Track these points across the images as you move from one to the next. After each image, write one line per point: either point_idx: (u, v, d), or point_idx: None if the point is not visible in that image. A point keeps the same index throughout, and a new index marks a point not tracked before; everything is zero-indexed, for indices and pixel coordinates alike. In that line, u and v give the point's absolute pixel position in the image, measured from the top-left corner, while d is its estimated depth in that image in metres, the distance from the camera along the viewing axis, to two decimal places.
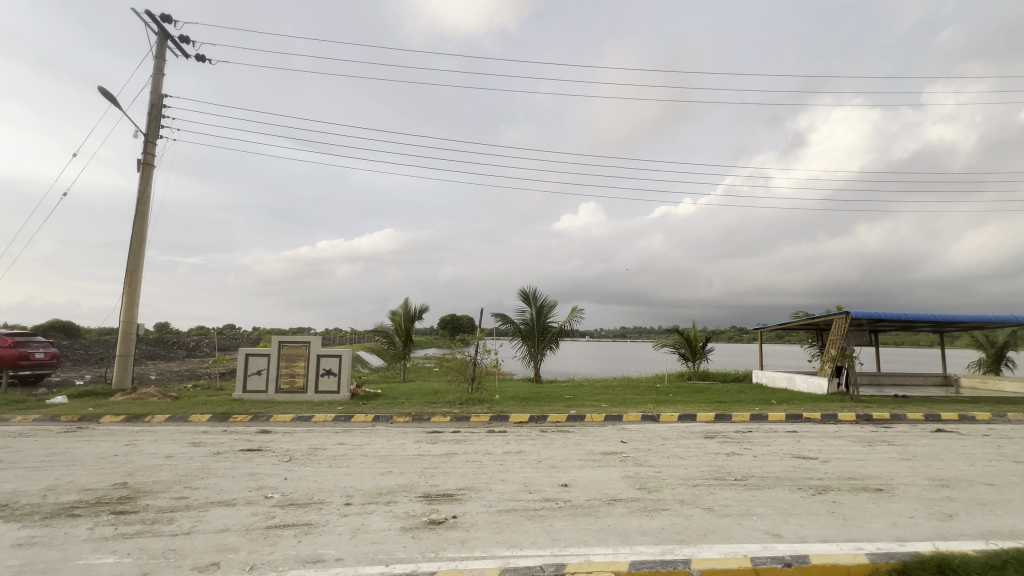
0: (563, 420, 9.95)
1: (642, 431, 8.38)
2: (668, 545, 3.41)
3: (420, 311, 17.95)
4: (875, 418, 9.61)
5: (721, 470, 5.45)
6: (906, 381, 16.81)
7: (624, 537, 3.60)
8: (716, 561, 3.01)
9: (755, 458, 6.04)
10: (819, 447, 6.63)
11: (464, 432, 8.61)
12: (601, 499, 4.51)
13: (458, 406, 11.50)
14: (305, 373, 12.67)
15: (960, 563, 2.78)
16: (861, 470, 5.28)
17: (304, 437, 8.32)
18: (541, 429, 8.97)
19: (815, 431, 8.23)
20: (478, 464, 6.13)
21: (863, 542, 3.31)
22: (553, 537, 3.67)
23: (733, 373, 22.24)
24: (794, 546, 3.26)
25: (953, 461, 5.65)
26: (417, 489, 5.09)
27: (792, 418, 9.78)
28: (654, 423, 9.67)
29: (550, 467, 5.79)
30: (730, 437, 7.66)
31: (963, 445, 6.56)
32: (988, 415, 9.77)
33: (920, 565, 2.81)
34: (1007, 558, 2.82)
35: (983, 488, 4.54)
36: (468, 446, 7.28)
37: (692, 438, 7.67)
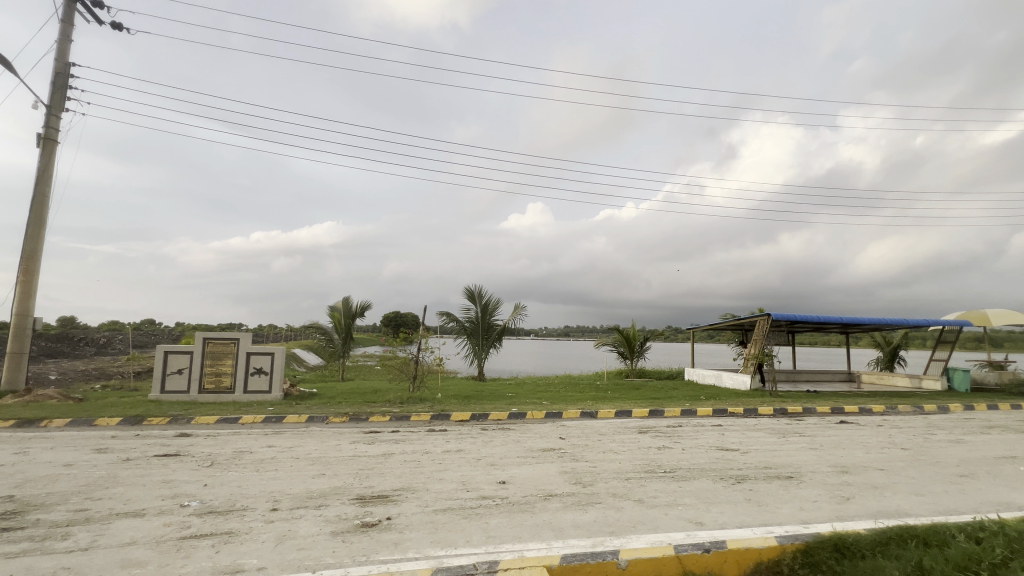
0: (504, 417, 10.01)
1: (580, 428, 8.60)
2: (599, 537, 3.51)
3: (360, 308, 17.34)
4: (789, 412, 10.45)
5: (652, 464, 5.69)
6: (818, 377, 18.45)
7: (557, 531, 3.67)
8: (642, 551, 3.10)
9: (684, 451, 6.37)
10: (741, 440, 7.10)
11: (403, 431, 8.43)
12: (538, 495, 4.58)
13: (397, 405, 11.23)
14: (233, 373, 11.88)
15: (853, 541, 3.08)
16: (775, 460, 5.73)
17: (229, 440, 7.81)
18: (482, 427, 8.98)
19: (737, 425, 8.79)
20: (416, 464, 6.02)
21: (773, 526, 3.57)
22: (489, 535, 3.68)
23: (668, 373, 21.67)
24: (714, 533, 3.47)
25: (852, 449, 6.26)
26: (351, 492, 4.92)
27: (718, 413, 10.42)
28: (593, 419, 9.97)
29: (489, 465, 5.80)
30: (662, 431, 8.03)
31: (862, 435, 7.28)
32: (883, 407, 10.92)
33: (820, 545, 3.08)
34: (893, 535, 3.15)
35: (876, 473, 5.06)
36: (406, 446, 7.13)
37: (627, 433, 7.97)
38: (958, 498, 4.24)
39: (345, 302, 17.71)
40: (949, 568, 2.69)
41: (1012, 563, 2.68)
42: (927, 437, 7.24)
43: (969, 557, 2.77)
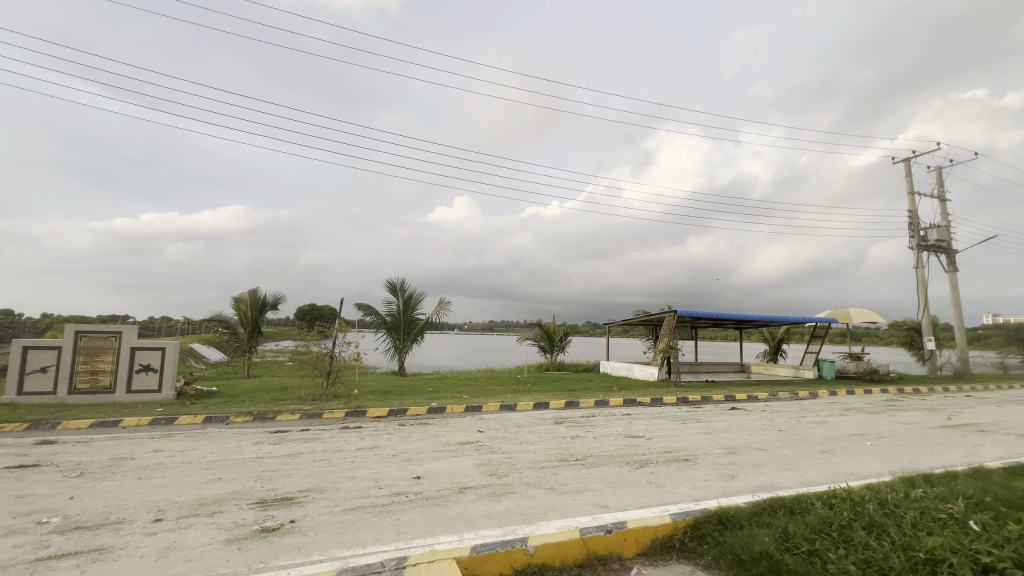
0: (422, 412, 9.86)
1: (499, 420, 8.71)
2: (511, 526, 3.59)
3: (270, 299, 16.12)
4: (690, 400, 11.39)
5: (565, 452, 5.92)
6: (716, 369, 20.29)
7: (470, 523, 3.70)
8: (549, 536, 3.20)
9: (595, 440, 6.71)
10: (646, 427, 7.61)
11: (315, 429, 8.00)
12: (452, 488, 4.58)
13: (309, 403, 10.62)
14: (113, 370, 10.49)
15: (733, 514, 3.43)
16: (674, 444, 6.23)
17: (105, 446, 6.88)
18: (400, 423, 8.77)
19: (645, 413, 9.40)
20: (326, 463, 5.75)
21: (668, 505, 3.88)
22: (400, 531, 3.61)
23: (590, 373, 19.50)
24: (616, 515, 3.68)
25: (739, 432, 6.97)
26: (250, 495, 4.58)
27: (628, 402, 11.09)
28: (511, 411, 10.15)
29: (404, 461, 5.69)
30: (576, 422, 8.37)
31: (748, 420, 8.13)
32: (767, 394, 12.29)
33: (706, 519, 3.40)
34: (766, 506, 3.56)
35: (757, 453, 5.68)
36: (316, 444, 6.78)
37: (544, 424, 8.20)
38: (819, 471, 4.89)
39: (253, 293, 16.37)
40: (808, 531, 3.09)
41: (855, 523, 3.14)
42: (799, 420, 8.27)
43: (823, 520, 3.21)
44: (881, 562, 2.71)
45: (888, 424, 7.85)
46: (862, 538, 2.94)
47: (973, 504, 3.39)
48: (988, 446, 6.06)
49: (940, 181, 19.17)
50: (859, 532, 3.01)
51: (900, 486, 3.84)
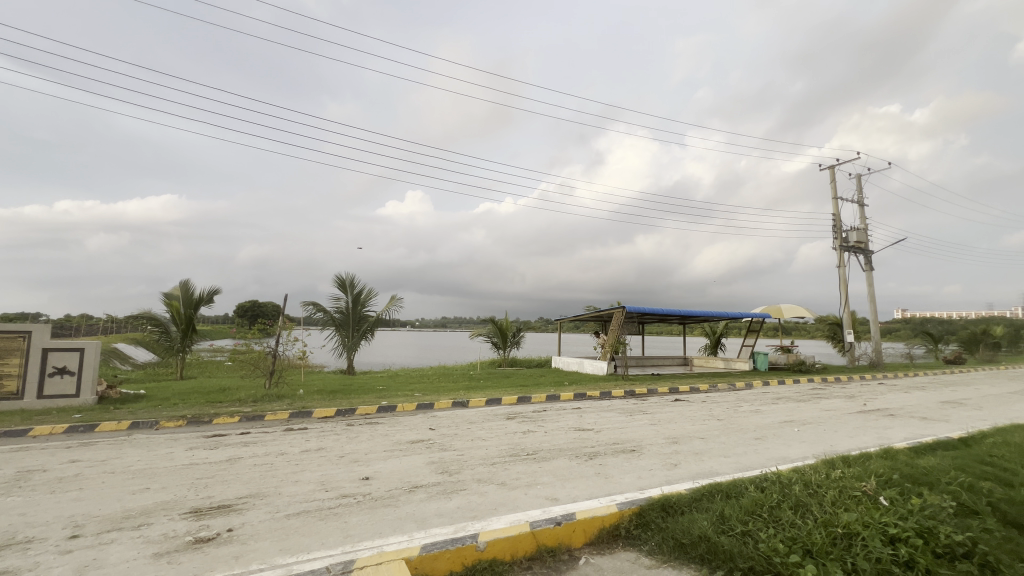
0: (372, 411, 9.62)
1: (451, 417, 8.66)
2: (462, 523, 3.59)
3: (206, 294, 15.13)
4: (637, 393, 11.82)
5: (516, 447, 5.97)
6: (661, 362, 21.16)
7: (420, 522, 3.65)
8: (500, 531, 3.22)
9: (546, 434, 6.81)
10: (596, 420, 7.81)
11: (256, 432, 7.61)
12: (403, 488, 4.50)
13: (249, 405, 10.09)
14: (21, 374, 9.48)
15: (675, 501, 3.60)
16: (622, 436, 6.44)
17: (11, 457, 6.21)
18: (349, 423, 8.52)
19: (594, 406, 9.67)
20: (268, 467, 5.48)
21: (615, 495, 4.01)
22: (347, 534, 3.51)
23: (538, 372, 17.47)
24: (566, 507, 3.77)
25: (682, 422, 7.31)
26: (182, 505, 4.29)
27: (579, 396, 11.34)
28: (463, 408, 10.12)
29: (352, 462, 5.53)
30: (528, 417, 8.46)
31: (690, 410, 8.55)
32: (708, 385, 12.98)
33: (650, 508, 3.54)
34: (705, 492, 3.75)
35: (697, 442, 5.98)
36: (257, 448, 6.45)
37: (496, 420, 8.23)
38: (752, 457, 5.22)
39: (185, 288, 15.27)
40: (742, 513, 3.30)
41: (784, 504, 3.39)
42: (736, 409, 8.80)
43: (756, 502, 3.43)
44: (805, 538, 2.94)
45: (813, 411, 8.51)
46: (788, 517, 3.18)
47: (883, 482, 3.75)
48: (896, 429, 6.71)
49: (858, 188, 20.96)
50: (787, 512, 3.25)
51: (821, 467, 4.18)
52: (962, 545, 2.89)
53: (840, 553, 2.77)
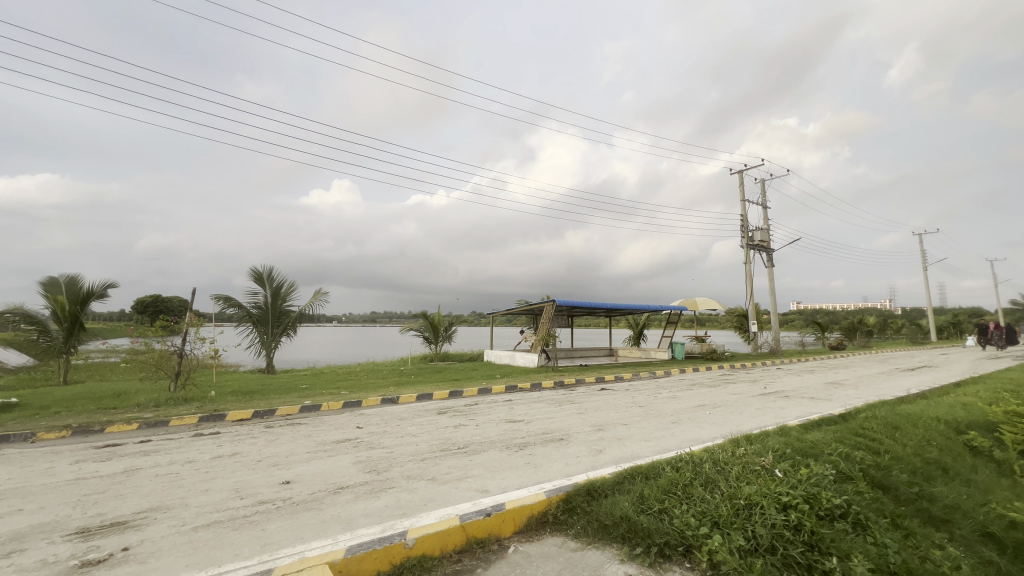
0: (294, 411, 9.09)
1: (381, 415, 8.42)
2: (390, 521, 3.51)
3: (95, 289, 13.36)
4: (566, 383, 12.21)
5: (447, 442, 5.94)
6: (589, 353, 22.02)
7: (345, 524, 3.53)
8: (429, 527, 3.19)
9: (477, 427, 6.84)
10: (526, 411, 7.97)
11: (158, 440, 6.91)
12: (327, 490, 4.32)
13: (150, 410, 9.12)
14: None
15: (599, 485, 3.77)
16: (551, 426, 6.63)
17: None
18: (268, 425, 7.99)
19: (525, 398, 9.85)
20: (173, 476, 5.01)
21: (544, 483, 4.13)
22: (264, 542, 3.31)
23: (467, 373, 15.14)
24: (496, 498, 3.81)
25: (607, 410, 7.67)
26: (67, 526, 3.80)
27: (510, 389, 11.50)
28: (393, 404, 9.88)
29: (271, 466, 5.20)
30: (459, 411, 8.45)
31: (615, 399, 8.97)
32: (631, 374, 13.70)
33: (576, 493, 3.69)
34: (627, 475, 3.97)
35: (621, 428, 6.31)
36: (160, 457, 5.86)
37: (427, 415, 8.12)
38: (669, 439, 5.60)
39: (72, 282, 13.46)
40: (659, 492, 3.54)
41: (695, 481, 3.68)
42: (656, 396, 9.39)
43: (671, 481, 3.69)
44: (713, 511, 3.21)
45: (722, 395, 9.29)
46: (699, 493, 3.45)
47: (778, 456, 4.19)
48: (790, 408, 7.52)
49: (763, 192, 23.04)
50: (698, 488, 3.53)
51: (728, 446, 4.58)
52: (839, 507, 3.31)
53: (742, 523, 3.06)
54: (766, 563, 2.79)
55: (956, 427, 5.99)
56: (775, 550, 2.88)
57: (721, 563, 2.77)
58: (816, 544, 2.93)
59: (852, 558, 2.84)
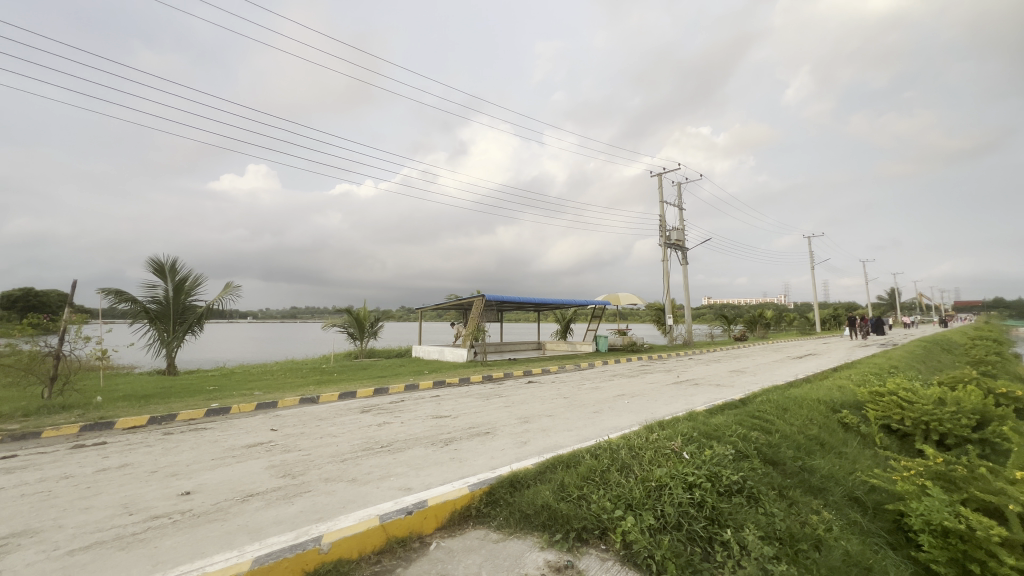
0: (197, 416, 8.31)
1: (298, 415, 7.96)
2: (304, 527, 3.33)
3: None
4: (495, 377, 12.31)
5: (369, 441, 5.75)
6: (518, 347, 22.35)
7: (255, 533, 3.30)
8: (346, 530, 3.07)
9: (402, 424, 6.69)
10: (453, 407, 7.92)
11: (27, 455, 5.99)
12: (235, 498, 4.01)
13: (18, 420, 7.90)
14: None
15: (522, 476, 3.84)
16: (477, 420, 6.66)
17: None
18: (166, 431, 7.24)
19: (453, 393, 9.79)
20: (45, 495, 4.37)
21: (468, 477, 4.13)
22: (158, 560, 3.00)
23: (393, 372, 13.88)
24: (419, 495, 3.75)
25: (532, 402, 7.83)
26: None
27: (438, 384, 11.36)
28: (312, 404, 9.38)
29: (168, 477, 4.72)
30: (384, 408, 8.21)
31: (541, 391, 9.20)
32: (557, 367, 14.11)
33: (499, 485, 3.73)
34: (549, 464, 4.08)
35: (545, 419, 6.48)
36: (29, 474, 5.09)
37: (349, 414, 7.80)
38: (590, 428, 5.84)
39: None
40: (579, 479, 3.67)
41: (612, 467, 3.86)
42: (579, 387, 9.76)
43: (590, 468, 3.85)
44: (627, 494, 3.39)
45: (640, 385, 9.86)
46: (615, 478, 3.63)
47: (686, 439, 4.52)
48: (698, 395, 8.16)
49: (680, 195, 24.72)
50: (614, 474, 3.71)
51: (643, 432, 4.86)
52: (736, 483, 3.65)
53: (653, 503, 3.27)
54: (673, 538, 3.00)
55: (833, 407, 6.84)
56: (681, 527, 3.11)
57: (633, 542, 2.94)
58: (715, 518, 3.22)
59: (745, 529, 3.16)
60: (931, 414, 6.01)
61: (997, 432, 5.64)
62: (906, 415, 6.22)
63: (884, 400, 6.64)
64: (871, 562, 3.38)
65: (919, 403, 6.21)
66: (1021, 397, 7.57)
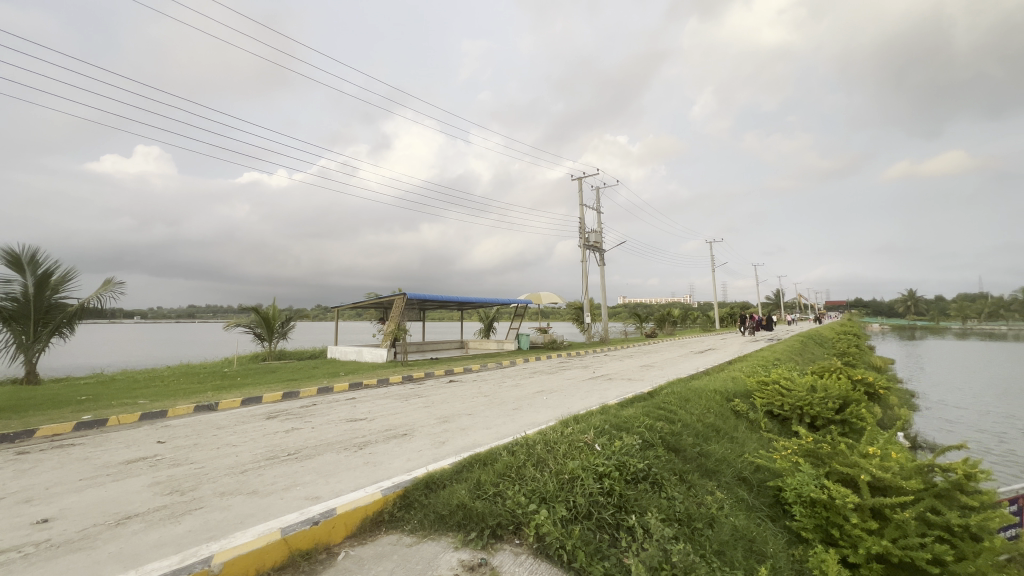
0: (64, 431, 7.18)
1: (192, 425, 7.19)
2: (192, 548, 3.01)
3: None
4: (415, 377, 12.03)
5: (275, 449, 5.35)
6: (440, 346, 22.07)
7: (132, 560, 2.92)
8: (241, 547, 2.81)
9: (312, 429, 6.30)
10: (370, 409, 7.62)
11: None
12: (107, 522, 3.52)
13: None
14: None
15: (438, 477, 3.78)
16: (395, 421, 6.47)
17: None
18: (22, 451, 6.17)
19: (370, 395, 9.42)
20: None
21: (382, 481, 3.99)
22: None
23: (304, 374, 13.16)
24: (328, 504, 3.55)
25: (453, 402, 7.76)
26: None
27: (354, 386, 10.86)
28: (210, 412, 8.53)
29: (21, 503, 4.03)
30: (294, 413, 7.69)
31: (462, 390, 9.14)
32: (479, 365, 14.13)
33: (413, 488, 3.63)
34: (466, 464, 4.06)
35: (465, 418, 6.46)
36: None
37: (252, 421, 7.20)
38: (509, 425, 5.92)
39: None
40: (495, 477, 3.69)
41: (528, 462, 3.93)
42: (500, 385, 9.84)
43: (507, 465, 3.90)
44: (541, 488, 3.46)
45: (558, 381, 10.16)
46: (530, 473, 3.70)
47: (598, 432, 4.74)
48: (612, 389, 8.59)
49: (598, 200, 25.94)
50: (530, 469, 3.78)
51: (558, 426, 5.02)
52: (641, 470, 3.89)
53: (565, 495, 3.37)
54: (584, 527, 3.12)
55: (727, 396, 7.54)
56: (591, 515, 3.25)
57: (546, 534, 3.01)
58: (622, 505, 3.40)
59: (649, 513, 3.37)
60: (805, 400, 6.85)
61: (854, 413, 6.58)
62: (785, 401, 7.03)
63: (768, 389, 7.45)
64: (754, 534, 3.76)
65: (796, 391, 7.06)
66: (872, 382, 8.89)
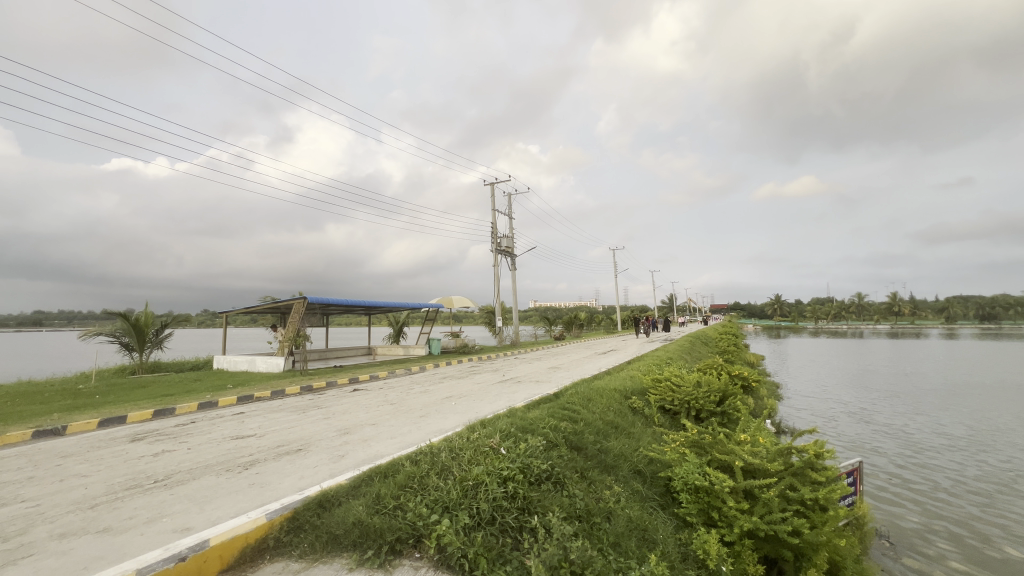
0: None
1: (29, 454, 5.99)
2: None
3: None
4: (315, 388, 11.21)
5: (138, 477, 4.63)
6: (345, 353, 20.88)
7: None
8: None
9: (188, 451, 5.57)
10: (260, 424, 6.94)
11: None
12: None
13: None
14: None
15: (333, 495, 3.52)
16: (289, 437, 5.95)
17: None
18: None
19: (262, 408, 8.60)
20: None
21: (268, 504, 3.62)
22: None
23: (183, 389, 11.66)
24: (200, 535, 3.13)
25: (355, 412, 7.34)
26: None
27: (244, 400, 9.85)
28: (55, 438, 7.19)
29: None
30: (165, 434, 6.75)
31: (366, 398, 8.69)
32: (386, 372, 13.57)
33: (305, 508, 3.33)
34: (365, 477, 3.84)
35: (368, 429, 6.13)
36: None
37: (110, 446, 6.18)
38: (414, 434, 5.72)
39: None
40: (396, 489, 3.52)
41: (432, 471, 3.81)
42: (408, 392, 9.53)
43: (409, 476, 3.74)
44: (445, 497, 3.36)
45: (467, 385, 10.10)
46: (433, 482, 3.58)
47: (504, 435, 4.75)
48: (520, 392, 8.73)
49: (510, 205, 26.33)
50: (433, 477, 3.67)
51: (464, 432, 4.95)
52: (545, 471, 3.96)
53: (468, 502, 3.32)
54: (486, 534, 3.10)
55: (625, 395, 8.01)
56: (494, 521, 3.23)
57: (447, 545, 2.93)
58: (525, 507, 3.43)
59: (550, 513, 3.44)
60: (692, 395, 7.51)
61: (731, 405, 7.35)
62: (675, 397, 7.65)
63: (661, 386, 8.05)
64: (646, 524, 4.01)
65: (684, 387, 7.70)
66: (747, 376, 10.01)
